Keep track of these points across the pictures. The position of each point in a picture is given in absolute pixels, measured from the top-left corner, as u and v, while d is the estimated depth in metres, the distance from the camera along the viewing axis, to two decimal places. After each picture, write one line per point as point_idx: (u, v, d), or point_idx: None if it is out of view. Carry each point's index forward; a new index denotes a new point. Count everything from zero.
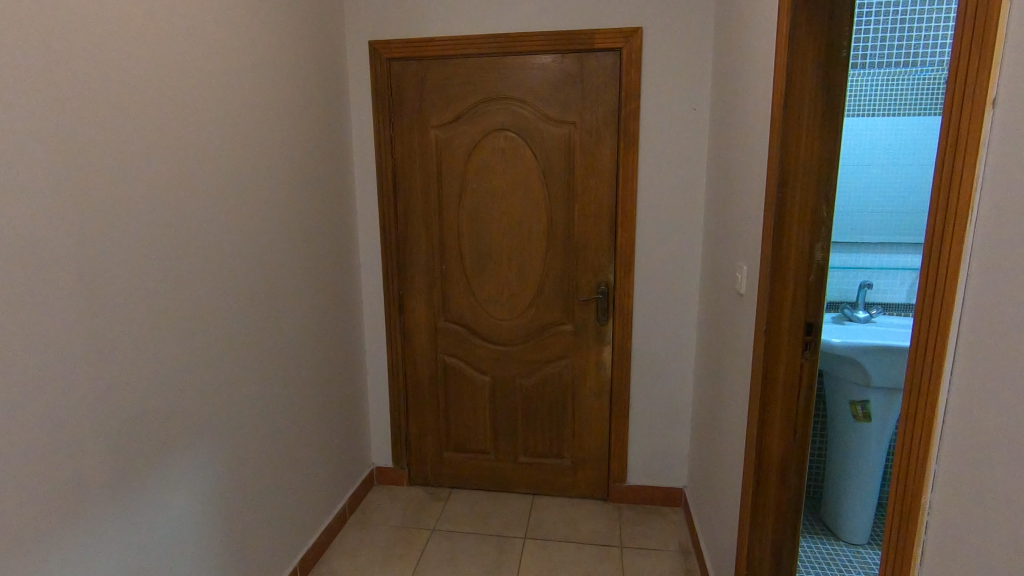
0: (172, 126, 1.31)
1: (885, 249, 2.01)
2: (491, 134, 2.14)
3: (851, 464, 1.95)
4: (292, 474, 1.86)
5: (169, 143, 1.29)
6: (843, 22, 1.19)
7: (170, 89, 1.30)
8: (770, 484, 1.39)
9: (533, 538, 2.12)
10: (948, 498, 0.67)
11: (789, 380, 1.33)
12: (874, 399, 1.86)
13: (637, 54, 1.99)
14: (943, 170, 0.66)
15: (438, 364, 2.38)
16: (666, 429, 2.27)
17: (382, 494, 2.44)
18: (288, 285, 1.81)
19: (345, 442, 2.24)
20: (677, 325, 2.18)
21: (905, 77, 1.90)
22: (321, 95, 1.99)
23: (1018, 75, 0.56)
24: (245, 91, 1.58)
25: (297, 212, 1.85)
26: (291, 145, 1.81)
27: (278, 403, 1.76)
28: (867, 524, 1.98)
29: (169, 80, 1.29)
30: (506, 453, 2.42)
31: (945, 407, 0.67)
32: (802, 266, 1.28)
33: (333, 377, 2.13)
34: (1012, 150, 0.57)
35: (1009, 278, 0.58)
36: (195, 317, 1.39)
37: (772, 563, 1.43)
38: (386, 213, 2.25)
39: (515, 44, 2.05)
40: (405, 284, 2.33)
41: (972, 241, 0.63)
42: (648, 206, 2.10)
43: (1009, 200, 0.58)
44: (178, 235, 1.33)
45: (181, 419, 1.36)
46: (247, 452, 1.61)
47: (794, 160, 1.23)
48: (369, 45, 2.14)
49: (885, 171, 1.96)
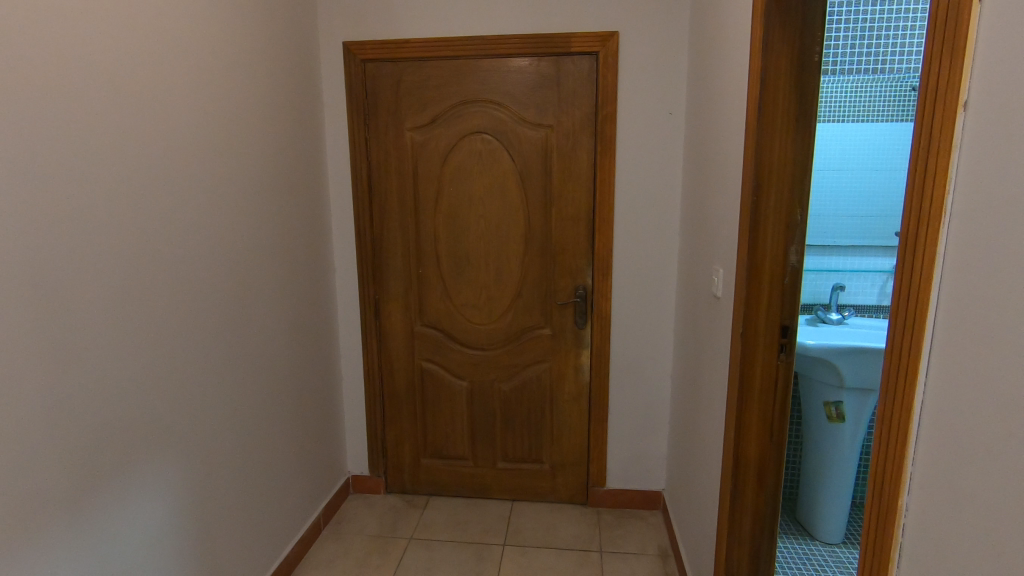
0: (139, 129, 1.26)
1: (856, 252, 2.04)
2: (468, 137, 2.12)
3: (826, 464, 1.97)
4: (264, 486, 1.80)
5: (135, 147, 1.25)
6: (815, 28, 1.21)
7: (134, 87, 1.25)
8: (748, 486, 1.39)
9: (512, 545, 2.10)
10: (926, 503, 0.67)
11: (765, 382, 1.34)
12: (847, 400, 1.89)
13: (613, 58, 1.99)
14: (916, 172, 0.66)
15: (414, 370, 2.35)
16: (644, 432, 2.28)
17: (358, 503, 2.39)
18: (260, 289, 1.76)
19: (319, 451, 2.19)
20: (654, 329, 2.18)
21: (874, 84, 1.94)
22: (293, 95, 1.95)
23: (990, 79, 0.57)
24: (214, 91, 1.54)
25: (270, 215, 1.81)
26: (263, 146, 1.77)
27: (251, 411, 1.71)
28: (841, 522, 2.01)
29: (135, 83, 1.25)
30: (484, 459, 2.39)
31: (920, 409, 0.67)
32: (777, 269, 1.29)
33: (306, 384, 2.07)
34: (983, 152, 0.58)
35: (983, 278, 0.58)
36: (162, 328, 1.34)
37: (750, 567, 1.43)
38: (361, 217, 2.21)
39: (491, 47, 2.03)
40: (381, 289, 2.29)
41: (945, 243, 0.63)
42: (625, 210, 2.10)
43: (982, 202, 0.58)
44: (143, 237, 1.28)
45: (147, 428, 1.30)
46: (217, 464, 1.56)
47: (768, 163, 1.24)
48: (344, 45, 2.10)
49: (857, 176, 2.00)
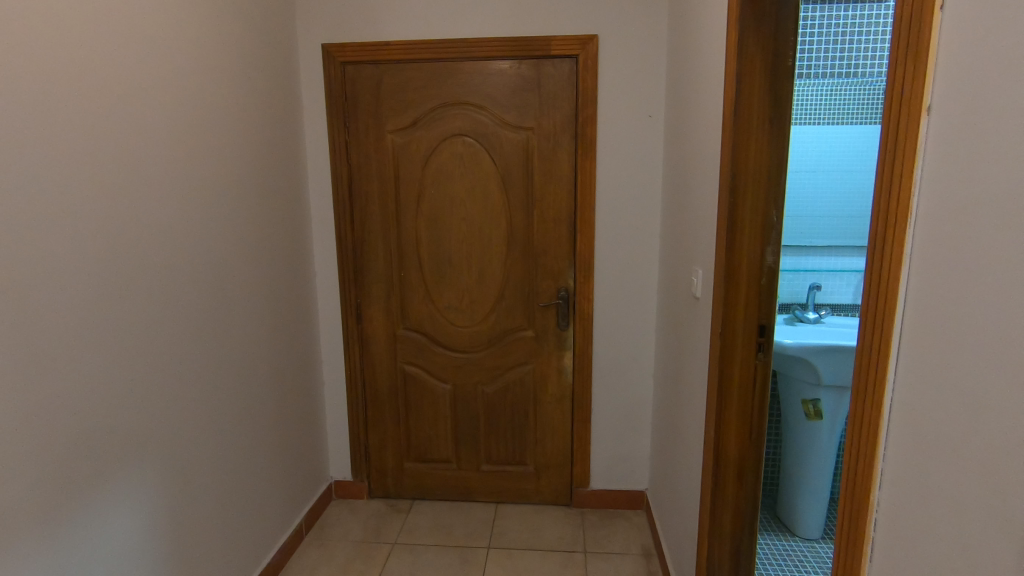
0: (114, 133, 1.25)
1: (833, 252, 2.08)
2: (448, 139, 2.12)
3: (806, 461, 2.00)
4: (246, 493, 1.77)
5: (110, 150, 1.23)
6: (788, 32, 1.23)
7: (109, 90, 1.23)
8: (728, 484, 1.41)
9: (497, 547, 2.10)
10: (896, 497, 0.68)
11: (744, 381, 1.35)
12: (825, 397, 1.92)
13: (593, 61, 2.00)
14: (885, 173, 0.68)
15: (397, 373, 2.34)
16: (627, 432, 2.29)
17: (341, 508, 2.37)
18: (240, 293, 1.74)
19: (301, 457, 2.16)
20: (636, 329, 2.20)
21: (848, 87, 1.98)
22: (271, 98, 1.93)
23: (951, 83, 0.58)
24: (191, 93, 1.51)
25: (250, 219, 1.79)
26: (241, 149, 1.75)
27: (231, 417, 1.69)
28: (820, 518, 2.04)
29: (109, 86, 1.23)
30: (468, 461, 2.39)
31: (889, 405, 0.69)
32: (754, 269, 1.31)
33: (287, 389, 2.05)
34: (947, 155, 0.59)
35: (946, 277, 0.59)
36: (139, 334, 1.32)
37: (731, 565, 1.45)
38: (342, 219, 2.20)
39: (472, 49, 2.03)
40: (363, 292, 2.28)
41: (912, 243, 0.65)
42: (606, 211, 2.12)
43: (946, 204, 0.59)
44: (119, 242, 1.26)
45: (125, 436, 1.28)
46: (196, 472, 1.53)
47: (744, 165, 1.26)
48: (323, 48, 2.09)
49: (832, 177, 2.03)
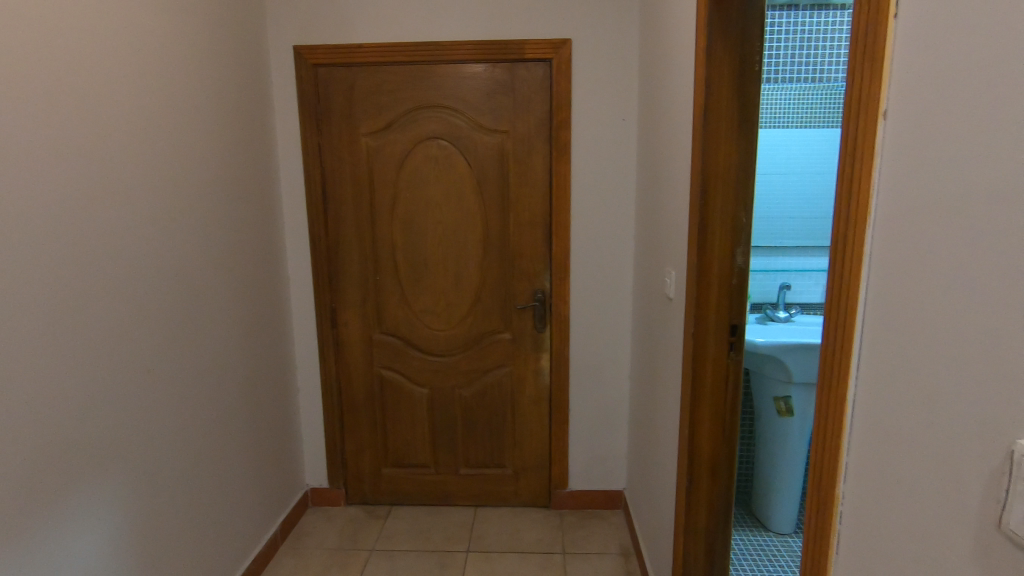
0: (81, 137, 1.22)
1: (801, 252, 2.13)
2: (423, 142, 2.11)
3: (778, 457, 2.04)
4: (219, 503, 1.74)
5: (76, 155, 1.20)
6: (754, 38, 1.26)
7: (75, 93, 1.20)
8: (702, 481, 1.43)
9: (476, 551, 2.09)
10: (860, 491, 0.70)
11: (716, 379, 1.38)
12: (795, 395, 1.97)
13: (567, 64, 2.02)
14: (845, 176, 0.70)
15: (373, 378, 2.31)
16: (605, 433, 2.31)
17: (317, 516, 2.34)
18: (212, 298, 1.71)
19: (275, 465, 2.12)
20: (612, 330, 2.22)
21: (814, 92, 2.03)
22: (242, 100, 1.90)
23: (905, 89, 0.61)
24: (160, 95, 1.48)
25: (221, 223, 1.76)
26: (212, 152, 1.72)
27: (203, 426, 1.65)
28: (792, 512, 2.09)
29: (75, 88, 1.20)
30: (446, 465, 2.37)
31: (853, 401, 0.71)
32: (725, 269, 1.34)
33: (261, 396, 2.01)
34: (901, 159, 0.61)
35: (903, 277, 0.62)
36: (108, 342, 1.29)
37: (706, 560, 1.47)
38: (316, 223, 2.17)
39: (445, 52, 2.03)
40: (337, 296, 2.25)
41: (871, 244, 0.67)
42: (581, 213, 2.13)
43: (902, 206, 0.62)
44: (87, 249, 1.23)
45: (93, 446, 1.24)
46: (168, 482, 1.50)
47: (714, 167, 1.28)
48: (295, 49, 2.06)
49: (800, 180, 2.08)
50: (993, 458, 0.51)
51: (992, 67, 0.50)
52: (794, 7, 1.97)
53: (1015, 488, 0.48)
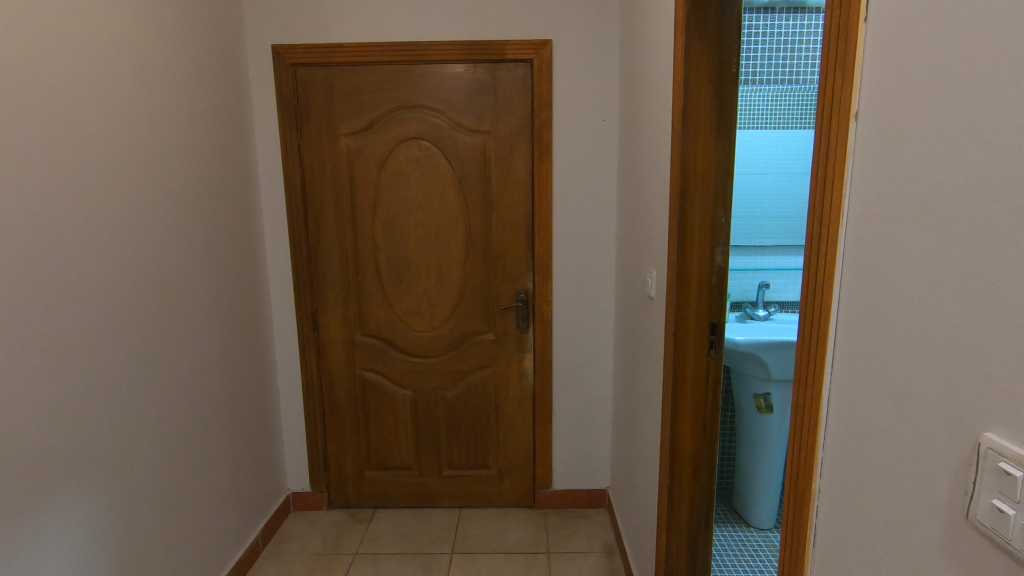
0: (52, 137, 1.19)
1: (779, 251, 2.16)
2: (404, 142, 2.10)
3: (758, 454, 2.07)
4: (198, 509, 1.71)
5: (48, 156, 1.18)
6: (731, 41, 1.28)
7: (46, 93, 1.18)
8: (684, 478, 1.44)
9: (460, 552, 2.09)
10: (835, 486, 0.72)
11: (697, 378, 1.39)
12: (774, 391, 2.00)
13: (547, 65, 2.03)
14: (819, 176, 0.71)
15: (355, 380, 2.29)
16: (588, 432, 2.32)
17: (299, 521, 2.31)
18: (189, 301, 1.68)
19: (255, 469, 2.09)
20: (595, 329, 2.23)
21: (791, 93, 2.06)
22: (219, 99, 1.87)
23: (875, 91, 0.62)
24: (135, 95, 1.46)
25: (198, 224, 1.73)
26: (189, 152, 1.69)
27: (181, 431, 1.62)
28: (772, 508, 2.12)
29: (46, 88, 1.18)
30: (430, 467, 2.36)
31: (828, 397, 0.72)
32: (704, 268, 1.35)
33: (240, 400, 1.98)
34: (873, 160, 0.63)
35: (875, 275, 0.63)
36: (82, 348, 1.26)
37: (688, 557, 1.49)
38: (296, 224, 2.15)
39: (426, 52, 2.03)
40: (318, 298, 2.23)
41: (844, 243, 0.68)
42: (563, 214, 2.14)
43: (873, 207, 0.63)
44: (58, 252, 1.20)
45: (66, 453, 1.21)
46: (145, 490, 1.47)
47: (693, 168, 1.30)
48: (273, 48, 2.04)
49: (778, 180, 2.12)
50: (961, 451, 0.52)
51: (958, 71, 0.52)
52: (771, 9, 2.00)
53: (982, 480, 0.50)
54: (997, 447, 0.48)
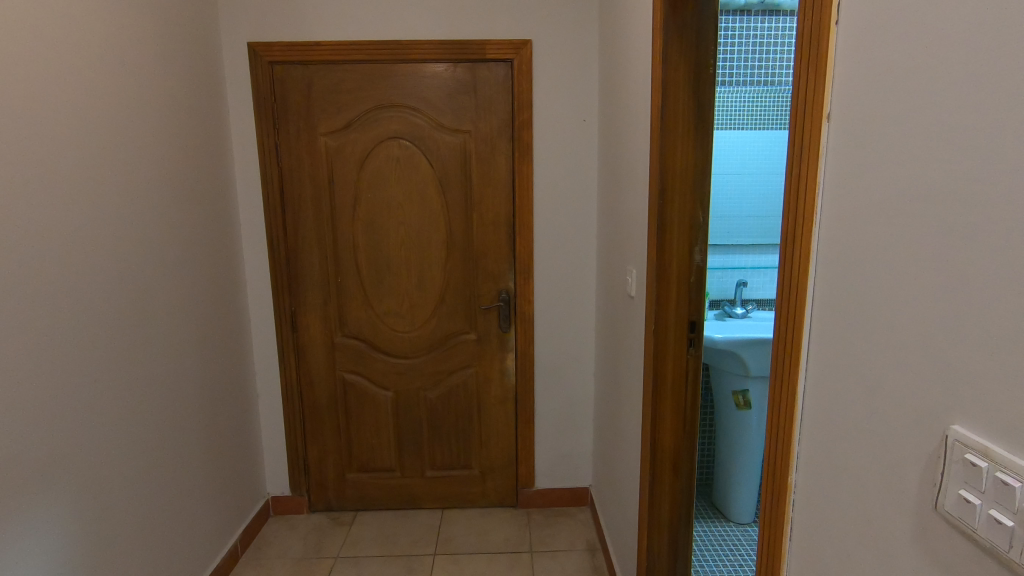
0: (23, 137, 1.16)
1: (756, 250, 2.20)
2: (384, 142, 2.09)
3: (738, 449, 2.10)
4: (176, 516, 1.67)
5: (19, 156, 1.14)
6: (709, 42, 1.29)
7: (17, 91, 1.15)
8: (665, 474, 1.46)
9: (444, 553, 2.08)
10: (810, 480, 0.73)
11: (677, 375, 1.41)
12: (752, 388, 2.03)
13: (527, 65, 2.03)
14: (793, 176, 0.73)
15: (336, 382, 2.27)
16: (570, 430, 2.33)
17: (279, 525, 2.28)
18: (165, 303, 1.64)
19: (234, 474, 2.06)
20: (576, 329, 2.24)
21: (766, 95, 2.10)
22: (194, 98, 1.83)
23: (847, 93, 0.64)
24: (108, 94, 1.42)
25: (175, 225, 1.70)
26: (164, 151, 1.66)
27: (159, 435, 1.59)
28: (751, 502, 2.16)
29: (16, 86, 1.15)
30: (412, 468, 2.35)
31: (803, 393, 0.73)
32: (683, 267, 1.37)
33: (218, 403, 1.95)
34: (845, 161, 0.64)
35: (848, 274, 0.64)
36: (56, 353, 1.23)
37: (669, 552, 1.50)
38: (273, 224, 2.12)
39: (406, 51, 2.01)
40: (297, 299, 2.20)
41: (818, 242, 0.69)
42: (544, 213, 2.15)
43: (845, 207, 0.64)
44: (30, 255, 1.17)
45: (38, 461, 1.18)
46: (121, 497, 1.43)
47: (672, 168, 1.31)
48: (249, 46, 2.01)
49: (754, 180, 2.15)
50: (929, 444, 0.54)
51: (927, 74, 0.53)
52: (747, 12, 2.03)
53: (950, 471, 0.52)
54: (964, 438, 0.50)
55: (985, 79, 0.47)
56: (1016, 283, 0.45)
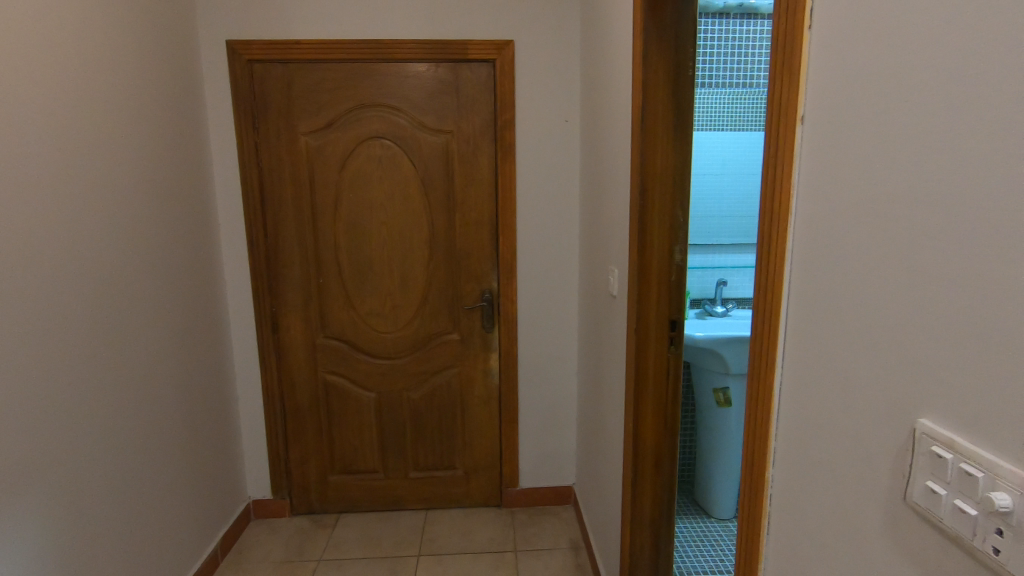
0: None
1: (735, 249, 2.24)
2: (366, 142, 2.07)
3: (719, 446, 2.13)
4: (155, 521, 1.65)
5: None
6: (688, 44, 1.31)
7: None
8: (646, 472, 1.47)
9: (428, 554, 2.08)
10: (787, 475, 0.75)
11: (658, 374, 1.42)
12: (733, 385, 2.06)
13: (510, 66, 2.04)
14: (769, 177, 0.74)
15: (318, 383, 2.25)
16: (553, 430, 2.34)
17: (260, 529, 2.25)
18: (143, 305, 1.61)
19: (214, 478, 2.03)
20: (560, 328, 2.25)
21: (745, 97, 2.13)
22: (171, 96, 1.80)
23: (819, 96, 0.65)
24: (84, 93, 1.40)
25: (152, 225, 1.67)
26: (140, 150, 1.63)
27: (137, 439, 1.57)
28: (732, 498, 2.19)
29: None
30: (395, 470, 2.34)
31: (779, 389, 0.75)
32: (664, 266, 1.38)
33: (197, 407, 1.92)
34: (817, 163, 0.66)
35: (821, 273, 0.66)
36: (30, 357, 1.20)
37: (651, 549, 1.52)
38: (253, 225, 2.09)
39: (388, 51, 2.00)
40: (278, 300, 2.18)
41: (792, 242, 0.71)
42: (527, 213, 2.15)
43: (818, 208, 0.66)
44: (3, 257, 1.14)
45: (12, 467, 1.15)
46: (98, 503, 1.40)
47: (652, 169, 1.33)
48: (227, 44, 1.98)
49: (734, 181, 2.18)
50: (898, 438, 0.55)
51: (897, 76, 0.54)
52: (725, 15, 2.06)
53: (917, 463, 0.53)
54: (931, 431, 0.52)
55: (953, 81, 0.48)
56: (980, 281, 0.46)
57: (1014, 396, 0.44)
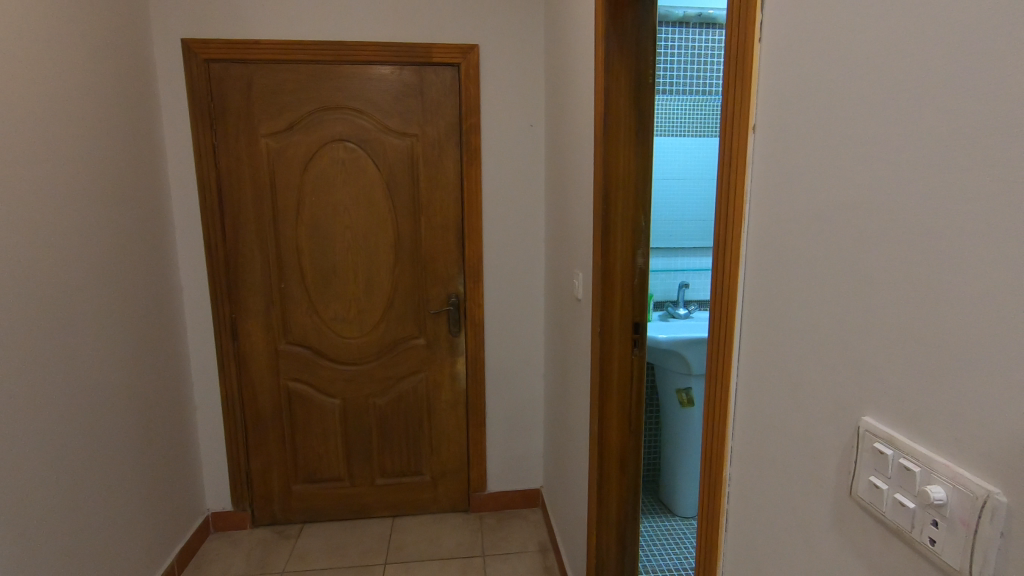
0: None
1: (696, 253, 2.29)
2: (329, 145, 2.04)
3: (682, 446, 2.17)
4: (111, 540, 1.58)
5: None
6: (648, 53, 1.34)
7: None
8: (612, 472, 1.49)
9: (395, 562, 2.05)
10: (743, 474, 0.77)
11: (622, 375, 1.44)
12: (695, 385, 2.10)
13: (475, 70, 2.04)
14: (724, 182, 0.77)
15: (280, 390, 2.20)
16: (521, 432, 2.34)
17: (221, 542, 2.18)
18: (95, 313, 1.55)
19: (171, 491, 1.96)
20: (526, 331, 2.26)
21: (704, 104, 2.19)
22: (124, 96, 1.74)
23: (770, 106, 0.68)
24: (34, 96, 1.34)
25: (105, 230, 1.61)
26: (92, 152, 1.57)
27: (90, 452, 1.50)
28: (695, 496, 2.23)
29: None
30: (361, 477, 2.30)
31: (735, 390, 0.77)
32: (627, 270, 1.40)
33: (153, 418, 1.85)
34: (768, 171, 0.68)
35: (773, 278, 0.68)
36: None
37: (617, 549, 1.54)
38: (211, 228, 2.04)
39: (351, 53, 1.98)
40: (238, 306, 2.12)
41: (746, 246, 0.74)
42: (493, 217, 2.16)
43: (769, 215, 0.69)
44: None
45: None
46: (49, 522, 1.33)
47: (615, 173, 1.35)
48: (183, 42, 1.92)
49: (695, 185, 2.23)
50: (845, 436, 0.58)
51: (840, 90, 0.57)
52: (686, 24, 2.11)
53: (861, 460, 0.56)
54: (873, 429, 0.54)
55: (888, 100, 0.51)
56: (917, 288, 0.49)
57: (947, 395, 0.46)
